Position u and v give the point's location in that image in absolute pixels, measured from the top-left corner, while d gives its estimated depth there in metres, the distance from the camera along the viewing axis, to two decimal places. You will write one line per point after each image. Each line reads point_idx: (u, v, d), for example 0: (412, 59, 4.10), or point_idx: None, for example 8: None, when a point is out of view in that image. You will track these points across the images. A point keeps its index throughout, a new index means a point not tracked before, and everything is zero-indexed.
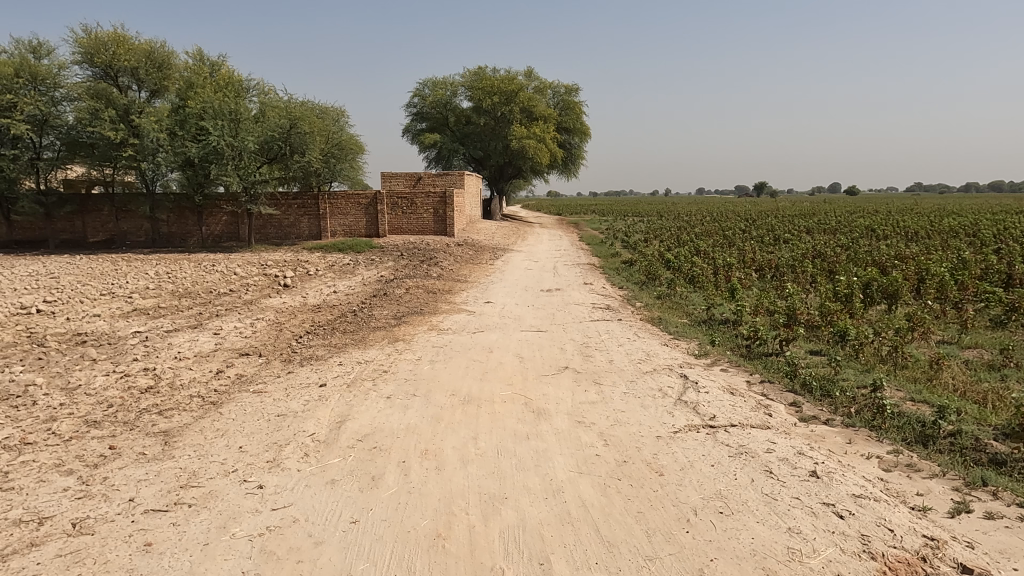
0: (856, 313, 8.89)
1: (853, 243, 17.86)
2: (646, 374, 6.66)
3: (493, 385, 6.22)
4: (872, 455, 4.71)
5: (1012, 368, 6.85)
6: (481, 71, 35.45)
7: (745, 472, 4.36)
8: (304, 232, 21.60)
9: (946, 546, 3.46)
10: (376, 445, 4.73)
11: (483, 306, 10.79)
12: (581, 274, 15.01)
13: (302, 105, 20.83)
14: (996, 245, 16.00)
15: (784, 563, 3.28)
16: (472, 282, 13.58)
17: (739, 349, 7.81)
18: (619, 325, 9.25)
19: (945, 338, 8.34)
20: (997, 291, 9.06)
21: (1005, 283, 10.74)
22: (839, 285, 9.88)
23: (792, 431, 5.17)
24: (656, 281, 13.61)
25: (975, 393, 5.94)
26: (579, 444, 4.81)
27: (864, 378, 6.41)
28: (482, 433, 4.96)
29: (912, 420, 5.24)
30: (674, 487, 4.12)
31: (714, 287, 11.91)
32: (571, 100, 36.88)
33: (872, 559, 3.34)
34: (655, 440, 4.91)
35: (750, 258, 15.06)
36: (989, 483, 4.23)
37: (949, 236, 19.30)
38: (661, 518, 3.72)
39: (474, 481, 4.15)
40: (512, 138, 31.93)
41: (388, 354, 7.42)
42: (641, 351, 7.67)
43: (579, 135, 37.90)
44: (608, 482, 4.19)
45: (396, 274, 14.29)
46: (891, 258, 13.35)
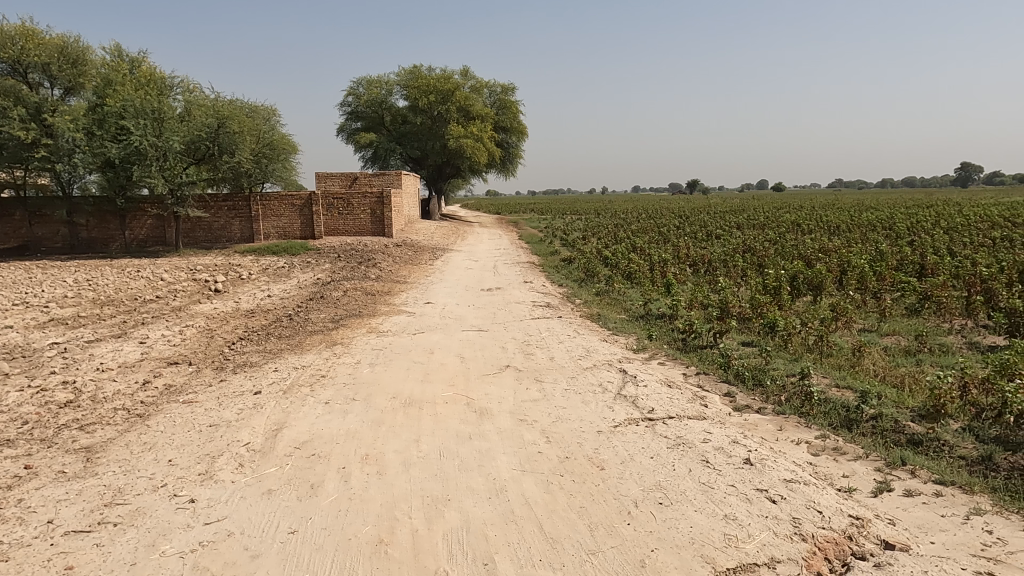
0: (784, 305, 9.27)
1: (780, 237, 18.69)
2: (586, 370, 6.74)
3: (434, 386, 6.17)
4: (801, 440, 4.92)
5: (927, 353, 7.28)
6: (416, 69, 35.09)
7: (683, 462, 4.47)
8: (235, 234, 20.89)
9: (870, 524, 3.64)
10: (315, 452, 4.62)
11: (423, 306, 10.73)
12: (521, 273, 15.10)
13: (230, 103, 20.13)
14: (910, 237, 16.98)
15: (721, 550, 3.38)
16: (411, 283, 13.44)
17: (676, 343, 8.02)
18: (560, 322, 9.34)
19: (866, 326, 8.81)
20: (911, 280, 9.63)
21: (918, 273, 11.42)
22: (768, 279, 10.28)
23: (727, 420, 5.35)
24: (595, 279, 13.81)
25: (893, 377, 6.28)
26: (522, 442, 4.82)
27: (793, 368, 6.66)
28: (425, 435, 4.91)
29: (837, 406, 5.51)
30: (615, 481, 4.18)
31: (650, 284, 12.19)
32: (507, 100, 36.99)
33: (803, 541, 3.47)
34: (596, 435, 4.97)
35: (683, 253, 15.48)
36: (908, 462, 4.47)
37: (867, 229, 20.39)
38: (603, 512, 3.77)
39: (417, 484, 4.10)
40: (449, 137, 31.79)
41: (326, 358, 7.26)
42: (581, 348, 7.77)
43: (516, 134, 38.11)
44: (551, 479, 4.21)
45: (332, 277, 13.99)
46: (816, 251, 13.97)
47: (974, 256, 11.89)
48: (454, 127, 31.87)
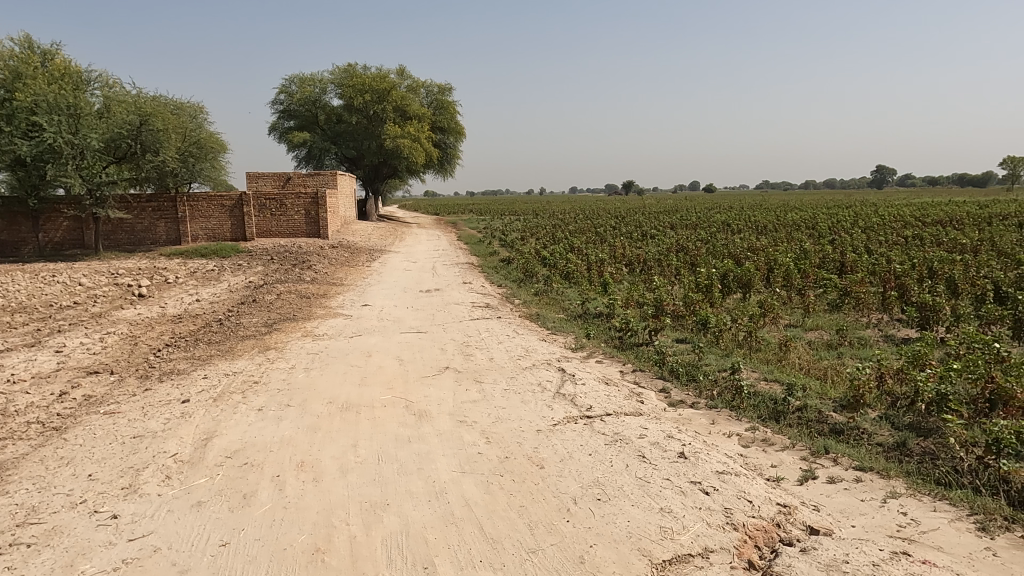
0: (715, 302, 9.59)
1: (712, 237, 19.30)
2: (526, 370, 6.78)
3: (372, 390, 6.08)
4: (733, 433, 5.10)
5: (847, 346, 7.68)
6: (351, 67, 34.43)
7: (620, 458, 4.56)
8: (161, 237, 19.98)
9: (796, 511, 3.81)
10: (247, 461, 4.48)
11: (360, 308, 10.56)
12: (460, 274, 15.05)
13: (153, 100, 19.26)
14: (831, 236, 17.85)
15: (657, 543, 3.46)
16: (348, 285, 13.21)
17: (613, 341, 8.17)
18: (499, 323, 9.37)
19: (791, 321, 9.21)
20: (832, 277, 10.13)
21: (838, 270, 12.00)
22: (701, 277, 10.62)
23: (662, 415, 5.49)
24: (534, 279, 13.90)
25: (817, 370, 6.59)
26: (462, 443, 4.81)
27: (724, 363, 6.90)
28: (363, 440, 4.83)
29: (765, 398, 5.75)
30: (554, 479, 4.23)
31: (587, 283, 12.38)
32: (444, 100, 36.81)
33: (735, 530, 3.59)
34: (535, 435, 5.00)
35: (620, 253, 15.79)
36: (831, 450, 4.70)
37: (792, 229, 21.29)
38: (542, 510, 3.80)
39: (355, 490, 4.02)
40: (386, 137, 31.40)
41: (259, 364, 7.04)
42: (520, 348, 7.81)
43: (454, 135, 37.96)
44: (490, 479, 4.21)
45: (265, 280, 13.58)
46: (745, 250, 14.50)
47: (888, 254, 12.60)
48: (391, 126, 31.48)
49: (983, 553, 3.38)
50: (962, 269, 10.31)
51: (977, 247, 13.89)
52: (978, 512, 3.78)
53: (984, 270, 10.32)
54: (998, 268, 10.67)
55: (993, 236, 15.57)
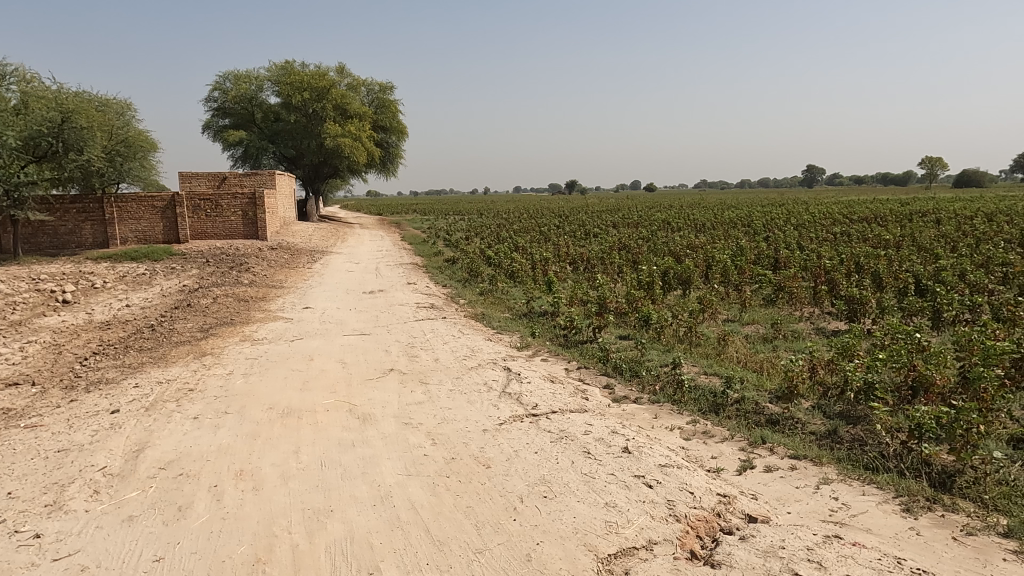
0: (657, 299, 9.78)
1: (652, 235, 19.70)
2: (471, 370, 6.76)
3: (314, 394, 5.94)
4: (675, 426, 5.22)
5: (782, 339, 7.97)
6: (288, 65, 33.55)
7: (565, 455, 4.59)
8: (87, 240, 19.01)
9: (736, 500, 3.93)
10: (182, 471, 4.31)
11: (301, 311, 10.31)
12: (404, 274, 14.88)
13: (75, 96, 18.31)
14: (766, 234, 18.47)
15: (602, 537, 3.50)
16: (288, 288, 12.89)
17: (557, 339, 8.24)
18: (444, 323, 9.32)
19: (729, 316, 9.48)
20: (766, 272, 10.49)
21: (772, 266, 12.42)
22: (643, 274, 10.82)
23: (606, 411, 5.57)
24: (479, 278, 13.87)
25: (753, 363, 6.81)
26: (407, 445, 4.76)
27: (666, 358, 7.05)
28: (305, 446, 4.72)
29: (705, 391, 5.90)
30: (501, 478, 4.23)
31: (532, 282, 12.45)
32: (385, 99, 36.35)
33: (677, 521, 3.68)
34: (481, 434, 4.99)
35: (564, 251, 15.92)
36: (767, 440, 4.86)
37: (729, 226, 21.91)
38: (489, 510, 3.80)
39: (297, 497, 3.93)
40: (326, 136, 30.78)
41: (194, 371, 6.79)
42: (465, 348, 7.78)
43: (396, 134, 37.53)
44: (436, 481, 4.18)
45: (200, 283, 13.11)
46: (684, 248, 14.85)
47: (819, 250, 13.13)
48: (331, 125, 30.87)
49: (908, 533, 3.56)
50: (886, 264, 10.85)
51: (899, 243, 14.64)
52: (902, 495, 3.99)
53: (905, 264, 10.89)
54: (918, 262, 11.27)
55: (914, 232, 16.42)
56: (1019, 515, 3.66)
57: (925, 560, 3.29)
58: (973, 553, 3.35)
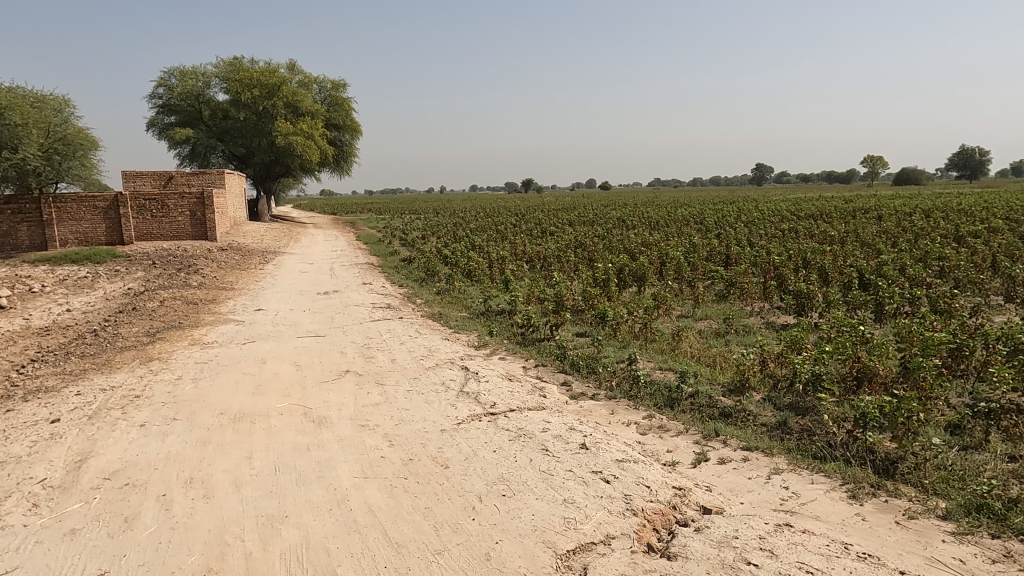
0: (613, 296, 9.89)
1: (607, 233, 19.93)
2: (429, 370, 6.72)
3: (267, 398, 5.81)
4: (631, 422, 5.29)
5: (733, 334, 8.16)
6: (237, 61, 32.68)
7: (523, 453, 4.60)
8: (23, 242, 18.17)
9: (691, 493, 4.01)
10: (129, 481, 4.16)
11: (253, 313, 10.07)
12: (359, 275, 14.68)
13: (8, 92, 17.44)
14: (718, 231, 18.87)
15: (560, 533, 3.53)
16: (239, 290, 12.57)
17: (515, 338, 8.26)
18: (401, 323, 9.24)
19: (683, 312, 9.66)
20: (718, 269, 10.71)
21: (724, 262, 12.69)
22: (599, 271, 10.93)
23: (564, 408, 5.61)
24: (436, 278, 13.78)
25: (707, 357, 6.95)
26: (364, 448, 4.70)
27: (622, 354, 7.13)
28: (258, 451, 4.62)
29: (661, 386, 6.00)
30: (459, 478, 4.21)
31: (489, 281, 12.43)
32: (338, 97, 35.81)
33: (634, 515, 3.72)
34: (439, 435, 4.96)
35: (521, 250, 15.94)
36: (721, 433, 4.97)
37: (681, 224, 22.34)
38: (447, 511, 3.77)
39: (250, 504, 3.84)
40: (277, 134, 30.14)
41: (140, 377, 6.55)
42: (423, 348, 7.72)
43: (350, 132, 37.01)
44: (394, 483, 4.14)
45: (146, 286, 12.67)
46: (639, 245, 15.05)
47: (769, 246, 13.48)
48: (282, 123, 30.23)
49: (854, 519, 3.69)
50: (831, 259, 11.21)
51: (843, 239, 15.13)
52: (849, 482, 4.13)
53: (849, 259, 11.27)
54: (862, 257, 11.68)
55: (857, 229, 16.99)
56: (956, 498, 3.83)
57: (871, 544, 3.41)
58: (914, 536, 3.49)
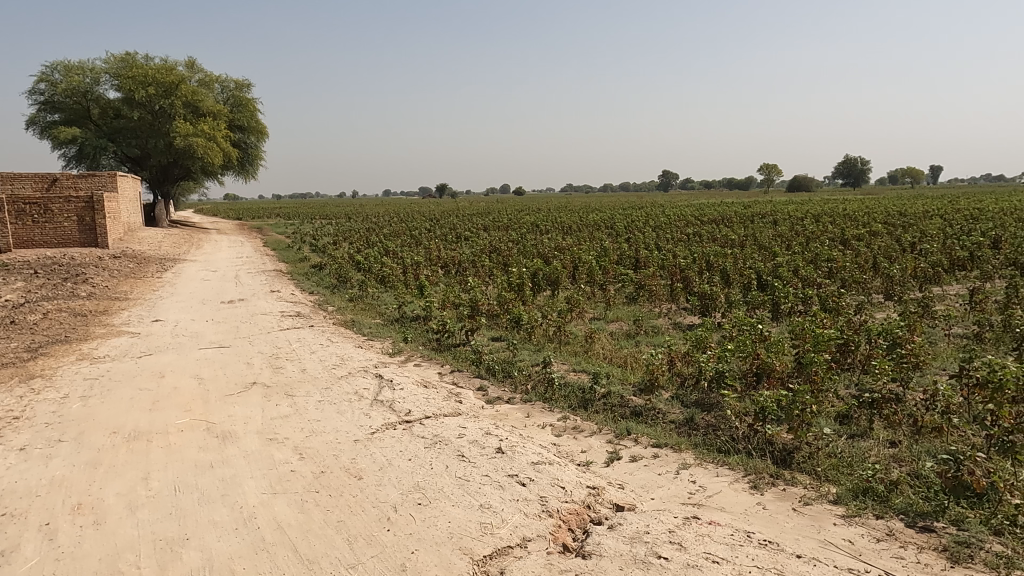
0: (527, 300, 10.00)
1: (521, 238, 20.16)
2: (341, 379, 6.54)
3: (165, 414, 5.47)
4: (546, 424, 5.36)
5: (643, 335, 8.43)
6: (130, 56, 30.74)
7: (439, 460, 4.56)
8: None
9: (604, 491, 4.10)
10: (6, 511, 3.81)
11: (150, 325, 9.48)
12: (267, 282, 14.14)
13: None
14: (628, 235, 19.46)
15: (477, 539, 3.52)
16: (134, 299, 11.80)
17: (430, 344, 8.19)
18: (311, 332, 8.96)
19: (596, 314, 9.89)
20: (628, 271, 11.05)
21: (633, 265, 13.10)
22: (513, 275, 11.01)
23: (480, 413, 5.61)
24: (348, 285, 13.46)
25: (618, 358, 7.15)
26: (272, 462, 4.51)
27: (537, 358, 7.22)
28: (156, 471, 4.34)
29: (575, 388, 6.11)
30: (373, 489, 4.12)
31: (403, 287, 12.29)
32: (242, 97, 34.38)
33: (549, 517, 3.76)
34: (352, 445, 4.84)
35: (435, 255, 15.85)
36: (632, 431, 5.12)
37: (593, 229, 22.89)
38: (361, 522, 3.69)
39: (148, 528, 3.60)
40: (175, 135, 28.60)
41: (21, 396, 6.02)
42: (334, 356, 7.51)
43: (255, 134, 35.61)
44: (304, 497, 4.00)
45: (27, 297, 11.67)
46: (552, 249, 15.31)
47: (675, 250, 14.04)
48: (180, 123, 28.70)
49: (756, 508, 3.88)
50: (731, 262, 11.80)
51: (743, 242, 15.97)
52: (751, 473, 4.35)
53: (748, 262, 11.90)
54: (759, 259, 12.37)
55: (755, 233, 17.98)
56: (845, 483, 4.12)
57: (771, 531, 3.60)
58: (809, 521, 3.71)
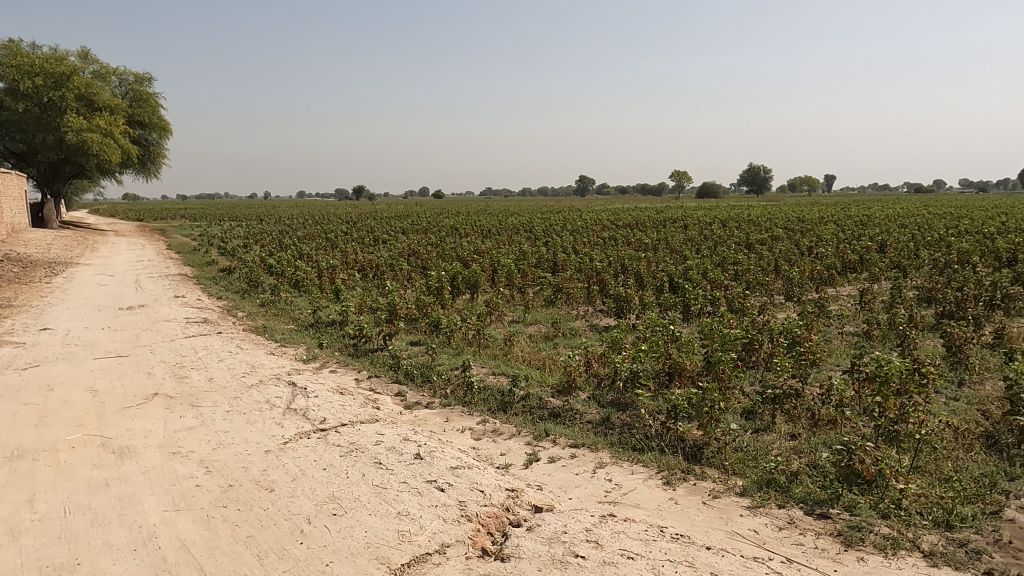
0: (446, 304, 9.94)
1: (440, 241, 20.05)
2: (251, 388, 6.27)
3: (54, 431, 5.07)
4: (465, 428, 5.34)
5: (561, 337, 8.56)
6: (13, 44, 28.39)
7: (356, 468, 4.46)
8: None
9: (523, 493, 4.13)
10: None
11: (37, 334, 8.77)
12: (170, 287, 13.39)
13: None
14: (547, 239, 19.72)
15: (395, 547, 3.45)
16: (19, 307, 10.89)
17: (346, 349, 7.99)
18: (219, 338, 8.55)
19: (515, 317, 9.96)
20: (546, 275, 11.19)
21: (552, 268, 13.28)
22: (432, 278, 10.94)
23: (398, 419, 5.52)
24: (259, 289, 12.95)
25: (537, 360, 7.23)
26: (175, 477, 4.27)
27: (456, 362, 7.19)
28: (42, 492, 4.01)
29: (494, 391, 6.12)
30: (286, 501, 3.97)
31: (317, 291, 11.95)
32: (142, 91, 32.50)
33: (468, 521, 3.75)
34: (263, 456, 4.65)
35: (352, 258, 15.50)
36: (551, 432, 5.18)
37: (512, 232, 23.07)
38: (272, 536, 3.55)
39: (32, 554, 3.32)
40: (67, 130, 26.67)
41: None
42: (245, 364, 7.20)
43: (157, 130, 33.72)
44: (211, 513, 3.81)
45: None
46: (471, 253, 15.31)
47: (592, 253, 14.34)
48: (73, 118, 26.78)
49: (668, 503, 4.01)
50: (645, 265, 12.18)
51: (655, 246, 16.54)
52: (663, 469, 4.50)
53: (660, 265, 12.31)
54: (670, 263, 12.83)
55: (667, 237, 18.63)
56: (750, 475, 4.33)
57: (683, 525, 3.73)
58: (718, 514, 3.87)
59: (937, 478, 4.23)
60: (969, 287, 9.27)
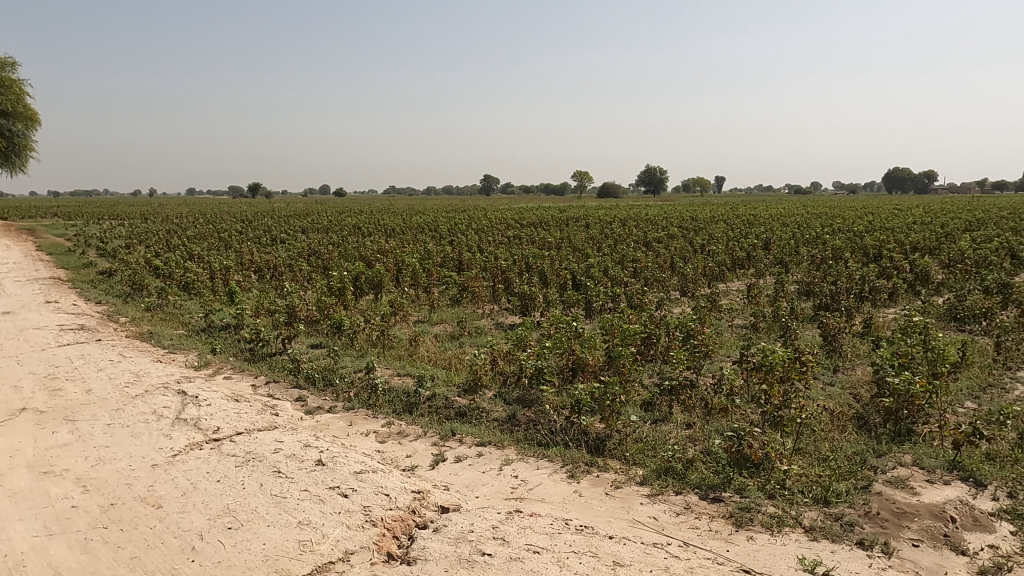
0: (348, 305, 9.70)
1: (342, 240, 19.58)
2: (136, 399, 5.85)
3: None
4: (369, 431, 5.23)
5: (466, 336, 8.56)
6: None
7: (253, 478, 4.26)
8: None
9: (429, 494, 4.09)
10: None
11: None
12: (40, 291, 12.28)
13: None
14: (452, 237, 19.70)
15: (295, 558, 3.33)
16: None
17: (242, 355, 7.62)
18: (98, 346, 7.92)
19: (420, 317, 9.87)
20: (452, 274, 11.16)
21: (457, 267, 13.26)
22: (333, 278, 10.65)
23: (299, 425, 5.32)
24: (144, 292, 12.13)
25: (443, 360, 7.19)
26: (47, 499, 3.91)
27: (359, 364, 7.02)
28: None
29: (399, 392, 6.03)
30: (175, 517, 3.74)
31: (210, 294, 11.33)
32: (5, 77, 29.71)
33: (373, 526, 3.67)
34: (149, 471, 4.35)
35: (247, 259, 14.82)
36: (457, 432, 5.17)
37: (416, 231, 22.86)
38: (159, 556, 3.33)
39: None
40: None
41: None
42: (128, 373, 6.71)
43: (24, 121, 30.92)
44: (89, 535, 3.52)
45: None
46: (375, 252, 15.03)
47: (497, 252, 14.47)
48: None
49: (573, 496, 4.10)
50: (548, 263, 12.40)
51: (559, 245, 16.90)
52: (568, 462, 4.59)
53: (563, 263, 12.58)
54: (572, 261, 13.15)
55: (570, 235, 19.07)
56: (649, 464, 4.50)
57: (587, 516, 3.83)
58: (619, 503, 4.00)
59: (816, 458, 4.56)
60: (842, 281, 10.07)
